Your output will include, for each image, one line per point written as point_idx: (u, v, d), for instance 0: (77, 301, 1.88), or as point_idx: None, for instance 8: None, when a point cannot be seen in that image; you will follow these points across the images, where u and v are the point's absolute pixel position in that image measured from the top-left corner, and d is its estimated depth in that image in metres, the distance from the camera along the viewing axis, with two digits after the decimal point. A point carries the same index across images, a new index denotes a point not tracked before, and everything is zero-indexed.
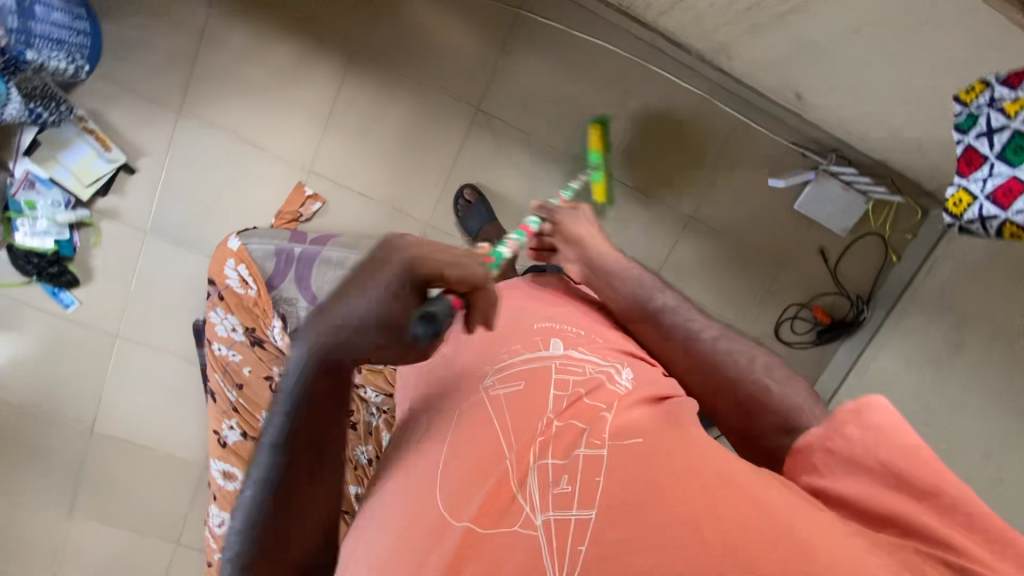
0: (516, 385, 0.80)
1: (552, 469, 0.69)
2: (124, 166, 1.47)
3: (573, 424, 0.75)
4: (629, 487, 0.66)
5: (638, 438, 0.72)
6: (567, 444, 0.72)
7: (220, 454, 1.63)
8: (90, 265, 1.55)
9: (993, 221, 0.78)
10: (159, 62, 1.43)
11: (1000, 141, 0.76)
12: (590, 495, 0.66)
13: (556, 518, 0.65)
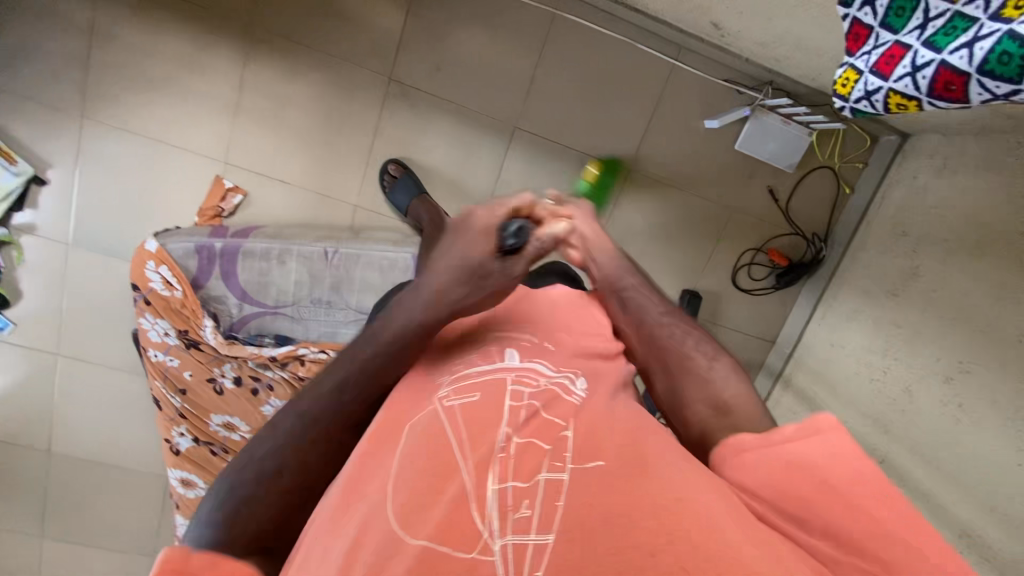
0: (472, 397, 0.61)
1: (511, 492, 0.52)
2: (34, 178, 1.43)
3: (534, 440, 0.57)
4: (587, 508, 0.51)
5: (599, 460, 0.56)
6: (532, 465, 0.54)
7: (175, 462, 1.60)
8: (17, 284, 1.51)
9: (878, 95, 0.68)
10: (50, 66, 1.37)
11: (881, 7, 0.67)
12: (551, 517, 0.50)
13: (514, 544, 0.48)
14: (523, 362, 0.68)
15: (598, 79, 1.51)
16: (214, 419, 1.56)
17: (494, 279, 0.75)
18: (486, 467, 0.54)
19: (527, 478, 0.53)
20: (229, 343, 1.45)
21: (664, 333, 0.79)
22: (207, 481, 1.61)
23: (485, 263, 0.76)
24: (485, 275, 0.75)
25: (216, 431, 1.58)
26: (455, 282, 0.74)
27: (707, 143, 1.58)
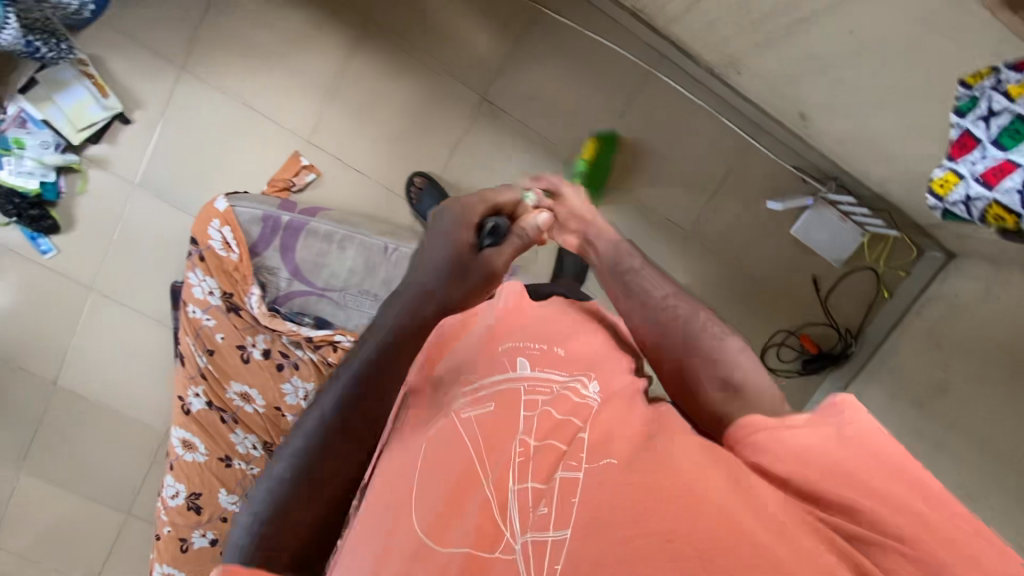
0: (486, 408, 0.68)
1: (530, 492, 0.57)
2: (119, 116, 1.45)
3: (550, 442, 0.64)
4: (595, 500, 0.54)
5: (612, 456, 0.60)
6: (547, 466, 0.60)
7: (181, 422, 1.59)
8: (73, 213, 1.52)
9: (979, 203, 0.72)
10: (165, 15, 1.40)
11: (1000, 125, 0.71)
12: (567, 513, 0.54)
13: (534, 541, 0.53)
14: (534, 370, 0.77)
15: (676, 141, 1.56)
16: (233, 388, 1.55)
17: (473, 272, 0.94)
18: (510, 473, 0.60)
19: (544, 479, 0.59)
20: (270, 316, 1.45)
21: (668, 307, 0.89)
22: (209, 448, 1.62)
23: (467, 258, 0.94)
24: (466, 271, 0.93)
25: (232, 399, 1.57)
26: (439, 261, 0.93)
27: (763, 221, 1.64)
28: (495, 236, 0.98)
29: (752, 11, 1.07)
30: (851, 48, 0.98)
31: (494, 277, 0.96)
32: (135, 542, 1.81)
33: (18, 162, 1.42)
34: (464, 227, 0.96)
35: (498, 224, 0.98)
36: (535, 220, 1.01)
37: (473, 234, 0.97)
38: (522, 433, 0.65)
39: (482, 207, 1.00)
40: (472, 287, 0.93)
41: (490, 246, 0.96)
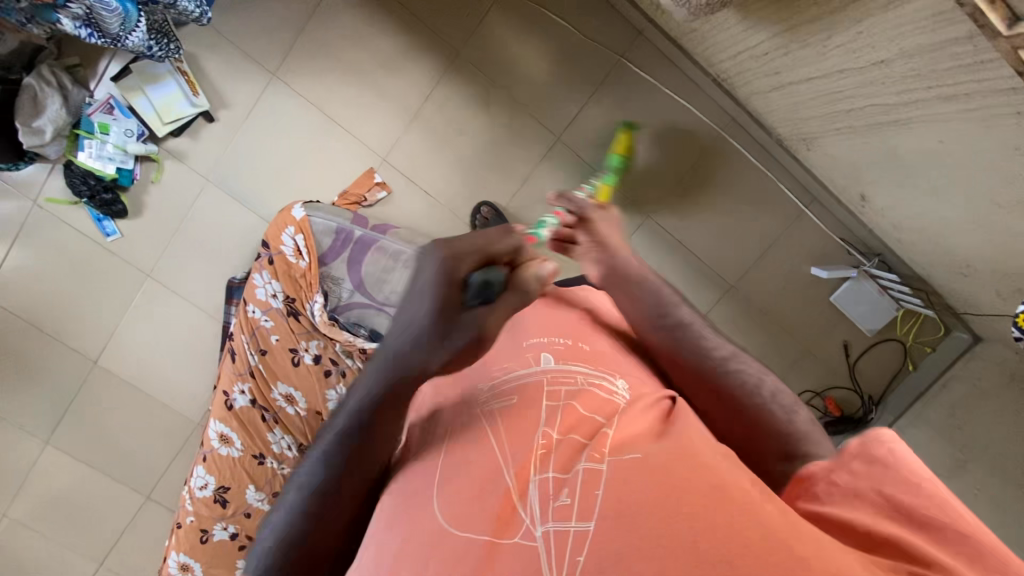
0: (508, 401, 0.71)
1: (554, 481, 0.60)
2: (205, 113, 1.48)
3: (573, 437, 0.65)
4: (617, 491, 0.55)
5: (636, 452, 0.60)
6: (566, 459, 0.62)
7: (222, 416, 1.59)
8: (142, 200, 1.54)
9: None
10: (264, 22, 1.43)
11: None
12: (590, 504, 0.55)
13: (556, 530, 0.55)
14: (557, 364, 0.76)
15: (732, 202, 1.63)
16: (278, 389, 1.58)
17: (458, 335, 0.66)
18: (532, 465, 0.62)
19: (565, 471, 0.60)
20: (329, 324, 1.47)
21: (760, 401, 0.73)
22: (245, 444, 1.62)
23: (450, 320, 0.66)
24: (453, 329, 0.66)
25: (275, 400, 1.59)
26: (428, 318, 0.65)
27: (805, 285, 1.71)
28: (487, 296, 0.70)
29: (844, 103, 1.10)
30: (930, 154, 1.04)
31: (481, 345, 0.68)
32: (151, 527, 1.81)
33: (100, 146, 1.45)
34: (455, 283, 0.67)
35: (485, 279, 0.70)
36: (536, 273, 0.76)
37: (461, 291, 0.67)
38: (544, 429, 0.66)
39: (472, 259, 0.69)
40: (451, 357, 0.67)
41: (478, 304, 0.68)
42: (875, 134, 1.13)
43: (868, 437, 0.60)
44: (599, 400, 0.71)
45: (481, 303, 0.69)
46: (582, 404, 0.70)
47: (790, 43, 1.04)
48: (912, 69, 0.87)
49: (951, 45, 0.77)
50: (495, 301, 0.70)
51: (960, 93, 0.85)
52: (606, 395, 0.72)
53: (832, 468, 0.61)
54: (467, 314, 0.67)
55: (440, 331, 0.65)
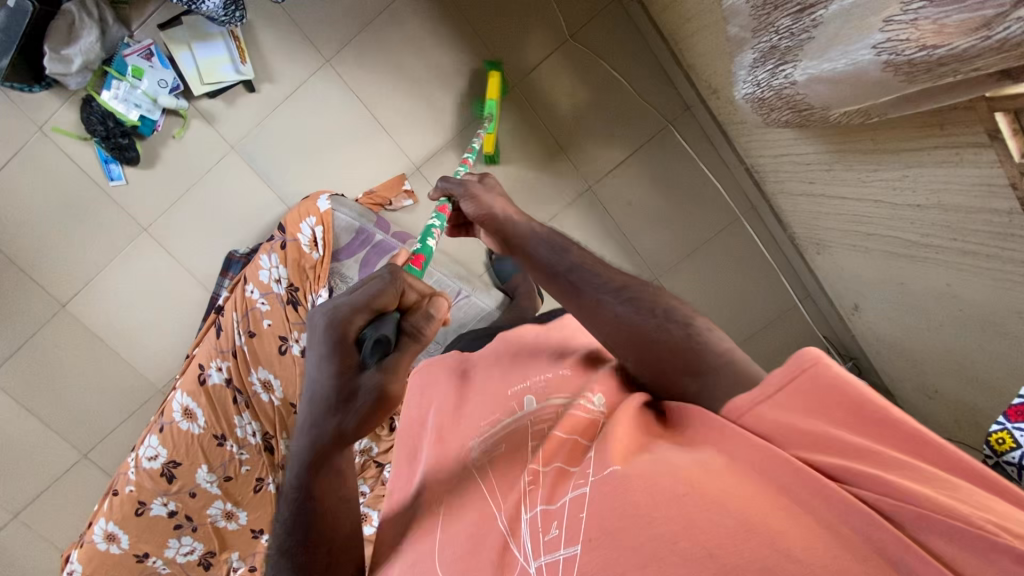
0: (501, 447, 0.73)
1: (545, 513, 0.61)
2: (247, 83, 1.43)
3: (560, 464, 0.66)
4: (606, 508, 0.56)
5: (614, 467, 0.59)
6: (555, 489, 0.62)
7: (190, 390, 1.52)
8: (158, 152, 1.47)
9: None
10: (331, 10, 1.41)
11: None
12: (576, 528, 0.56)
13: (547, 561, 0.56)
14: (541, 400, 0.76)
15: (734, 282, 1.71)
16: (257, 374, 1.52)
17: (362, 400, 0.60)
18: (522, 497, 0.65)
19: (555, 502, 0.61)
20: None
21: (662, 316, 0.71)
22: (207, 423, 1.55)
23: (344, 383, 0.60)
24: (355, 395, 0.60)
25: (251, 384, 1.53)
26: (319, 399, 0.61)
27: None
28: (384, 355, 0.60)
29: (866, 227, 1.19)
30: (932, 294, 1.13)
31: (379, 408, 0.61)
32: (79, 487, 1.69)
33: (129, 90, 1.38)
34: (344, 351, 0.60)
35: (386, 334, 0.60)
36: (431, 316, 0.65)
37: (354, 352, 0.61)
38: (531, 468, 0.67)
39: (358, 316, 0.61)
40: (360, 419, 0.61)
41: (372, 371, 0.60)
42: (884, 263, 1.22)
43: (792, 360, 0.55)
44: (582, 424, 0.70)
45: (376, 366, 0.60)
46: (562, 427, 0.69)
47: (836, 163, 1.12)
48: (943, 221, 0.95)
49: (987, 214, 0.85)
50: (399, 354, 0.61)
51: (978, 255, 0.93)
52: (587, 415, 0.71)
53: (760, 397, 0.56)
54: (363, 381, 0.60)
55: (334, 407, 0.61)
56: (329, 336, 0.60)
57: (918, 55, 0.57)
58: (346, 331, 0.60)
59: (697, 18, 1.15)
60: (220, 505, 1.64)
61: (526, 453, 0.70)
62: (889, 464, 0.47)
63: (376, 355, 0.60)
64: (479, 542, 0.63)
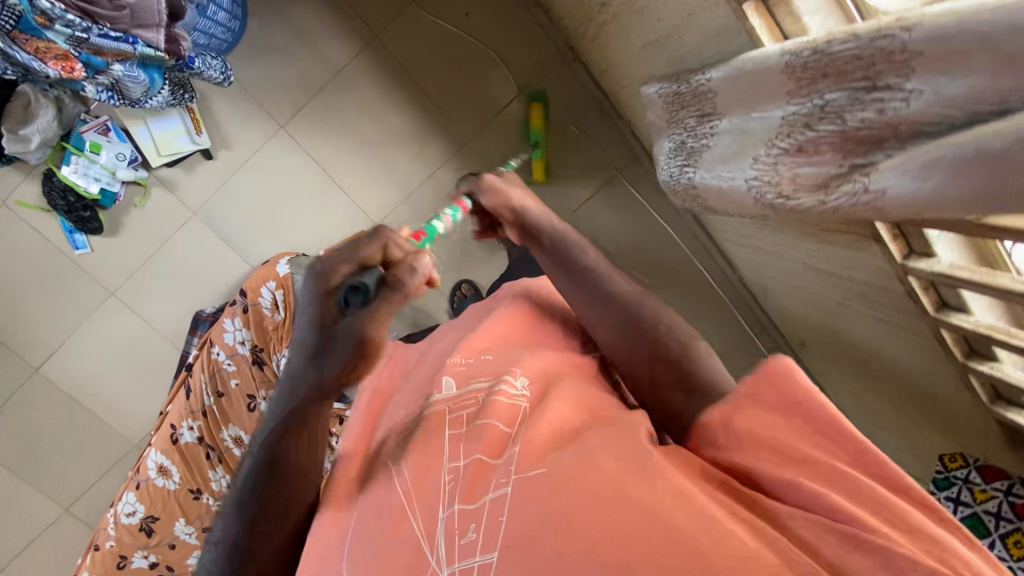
0: (413, 435, 0.69)
1: (460, 513, 0.56)
2: (204, 150, 1.47)
3: (479, 456, 0.61)
4: (525, 512, 0.52)
5: (539, 469, 0.55)
6: (476, 486, 0.58)
7: (164, 448, 1.57)
8: (120, 220, 1.51)
9: None
10: (283, 79, 1.45)
11: (961, 513, 1.03)
12: (495, 532, 0.52)
13: (460, 570, 0.51)
14: (459, 388, 0.74)
15: None
16: (228, 431, 1.56)
17: (338, 351, 0.54)
18: (438, 496, 0.59)
19: (473, 500, 0.57)
20: None
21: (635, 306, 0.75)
22: (183, 478, 1.59)
23: (322, 333, 0.54)
24: (331, 343, 0.54)
25: (223, 440, 1.56)
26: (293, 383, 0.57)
27: None
28: (372, 294, 0.54)
29: (802, 282, 1.24)
30: (864, 350, 1.17)
31: (360, 352, 0.55)
32: (60, 543, 1.72)
33: (87, 165, 1.41)
34: (325, 301, 0.54)
35: (364, 280, 0.54)
36: (412, 268, 0.57)
37: (333, 300, 0.54)
38: (450, 462, 0.62)
39: (342, 267, 0.55)
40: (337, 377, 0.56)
41: (341, 324, 0.54)
42: (821, 314, 1.27)
43: (767, 368, 0.60)
44: (506, 411, 0.66)
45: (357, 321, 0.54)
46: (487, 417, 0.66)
47: (765, 226, 1.15)
48: (861, 290, 0.99)
49: (895, 296, 0.89)
50: (384, 315, 0.55)
51: (894, 324, 0.97)
52: (510, 401, 0.68)
53: (725, 416, 0.60)
54: (342, 331, 0.54)
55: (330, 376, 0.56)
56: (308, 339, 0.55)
57: (778, 200, 0.65)
58: (328, 281, 0.54)
59: (631, 91, 1.20)
60: (200, 554, 1.67)
61: (443, 442, 0.66)
62: (850, 485, 0.50)
63: (357, 306, 0.54)
64: (392, 534, 0.58)
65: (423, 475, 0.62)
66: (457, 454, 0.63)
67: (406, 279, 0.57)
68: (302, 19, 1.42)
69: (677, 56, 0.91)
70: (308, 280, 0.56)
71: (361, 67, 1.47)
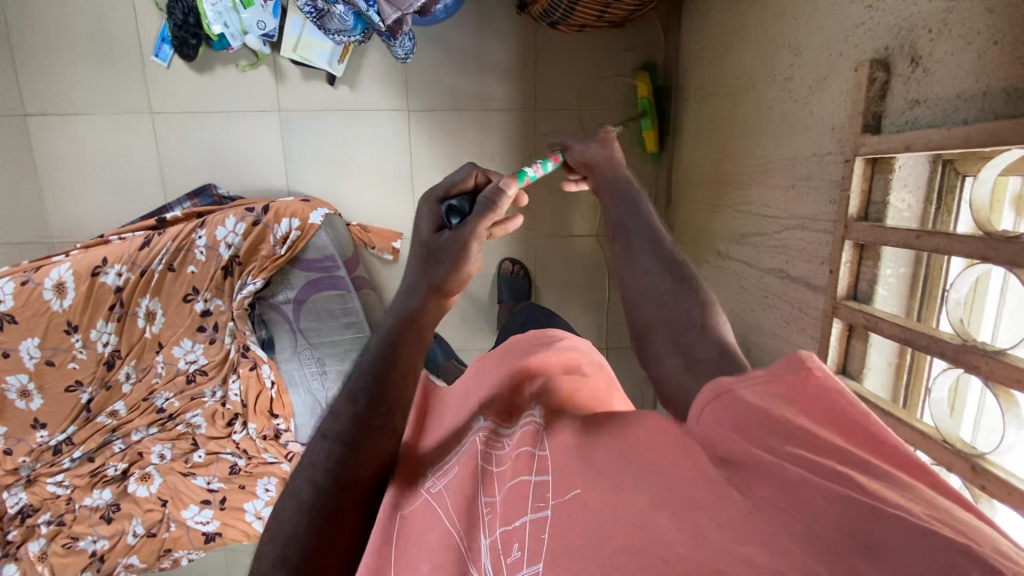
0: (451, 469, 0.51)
1: (502, 536, 0.41)
2: (331, 75, 1.45)
3: (511, 479, 0.45)
4: (562, 531, 0.38)
5: (575, 488, 0.41)
6: (507, 503, 0.43)
7: (77, 271, 1.43)
8: (212, 66, 1.46)
9: None
10: (438, 77, 1.48)
11: None
12: (537, 549, 0.38)
13: None
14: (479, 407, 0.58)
15: None
16: (147, 301, 1.47)
17: (443, 253, 0.59)
18: (474, 516, 0.45)
19: (512, 519, 0.42)
20: (242, 308, 1.47)
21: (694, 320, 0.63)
22: (71, 308, 1.45)
23: (434, 242, 0.60)
24: (441, 255, 0.59)
25: (136, 306, 1.48)
26: (408, 272, 0.60)
27: None
28: (466, 214, 0.61)
29: None
30: None
31: (463, 264, 0.60)
32: None
33: (227, 8, 1.33)
34: (430, 222, 0.62)
35: (461, 201, 0.62)
36: (503, 187, 0.62)
37: (438, 218, 0.62)
38: (486, 497, 0.46)
39: (441, 191, 0.64)
40: (448, 275, 0.59)
41: (450, 237, 0.59)
42: None
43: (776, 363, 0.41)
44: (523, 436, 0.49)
45: (466, 224, 0.60)
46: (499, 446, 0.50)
47: None
48: None
49: None
50: (486, 218, 0.61)
51: None
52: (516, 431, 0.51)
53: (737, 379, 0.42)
54: (451, 237, 0.60)
55: (422, 271, 0.59)
56: (426, 220, 0.62)
57: None
58: (438, 196, 0.63)
59: None
60: (22, 380, 1.48)
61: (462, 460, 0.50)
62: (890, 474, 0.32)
63: (461, 212, 0.61)
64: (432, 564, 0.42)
65: (462, 491, 0.47)
66: (496, 488, 0.47)
67: (495, 188, 0.61)
68: (491, 50, 1.46)
69: (748, 353, 1.01)
70: (421, 204, 0.64)
71: (506, 121, 1.51)
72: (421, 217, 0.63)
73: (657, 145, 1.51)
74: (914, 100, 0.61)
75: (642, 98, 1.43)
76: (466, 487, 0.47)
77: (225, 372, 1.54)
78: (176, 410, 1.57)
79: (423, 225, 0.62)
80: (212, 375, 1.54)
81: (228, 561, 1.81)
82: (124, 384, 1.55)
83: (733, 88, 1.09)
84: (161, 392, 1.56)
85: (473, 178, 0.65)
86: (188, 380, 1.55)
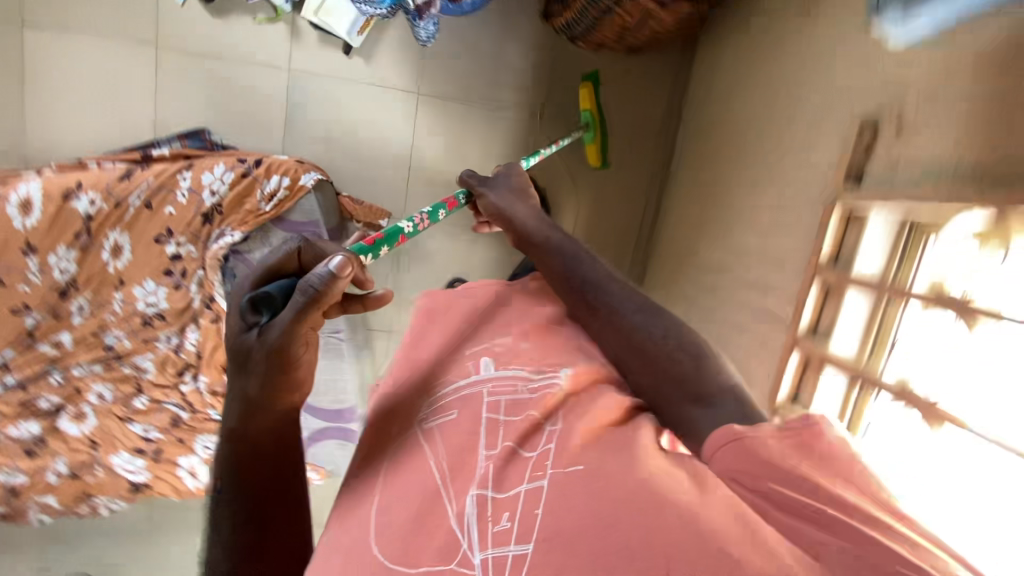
0: (449, 416, 0.60)
1: (491, 500, 0.51)
2: (348, 45, 1.45)
3: (514, 445, 0.55)
4: (563, 508, 0.47)
5: (580, 465, 0.50)
6: (507, 474, 0.52)
7: (48, 193, 1.38)
8: (231, 13, 1.44)
9: None
10: (456, 68, 1.50)
11: None
12: (531, 524, 0.47)
13: (490, 557, 0.47)
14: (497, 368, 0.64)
15: None
16: (116, 235, 1.43)
17: (256, 363, 0.56)
18: (467, 476, 0.54)
19: (510, 488, 0.51)
20: (215, 258, 1.42)
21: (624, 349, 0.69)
22: (35, 229, 1.39)
23: (243, 345, 0.57)
24: (249, 361, 0.57)
25: (103, 238, 1.43)
26: (233, 378, 0.59)
27: None
28: (279, 305, 0.57)
29: None
30: None
31: (283, 366, 0.56)
32: None
33: None
34: (234, 321, 0.58)
35: (269, 290, 0.56)
36: (311, 274, 0.53)
37: (246, 317, 0.57)
38: (485, 449, 0.55)
39: (247, 283, 0.58)
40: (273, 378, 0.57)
41: (258, 338, 0.56)
42: None
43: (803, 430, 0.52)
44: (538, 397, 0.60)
45: (274, 330, 0.55)
46: (506, 411, 0.59)
47: None
48: None
49: None
50: (294, 320, 0.54)
51: None
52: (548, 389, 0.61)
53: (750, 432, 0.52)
54: (261, 342, 0.55)
55: (239, 378, 0.58)
56: (234, 325, 0.58)
57: None
58: (240, 292, 0.58)
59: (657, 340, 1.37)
60: None
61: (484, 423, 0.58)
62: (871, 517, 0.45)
63: (273, 310, 0.57)
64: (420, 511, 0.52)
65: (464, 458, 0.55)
66: (494, 442, 0.56)
67: (300, 288, 0.53)
68: (511, 53, 1.50)
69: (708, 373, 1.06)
70: (229, 308, 0.59)
71: (510, 123, 1.53)
72: (232, 322, 0.59)
73: (653, 166, 1.56)
74: (897, 159, 0.76)
75: (585, 110, 1.46)
76: (475, 456, 0.55)
77: (185, 320, 1.50)
78: (126, 352, 1.51)
79: (234, 326, 0.58)
80: (170, 321, 1.50)
81: (150, 514, 1.75)
82: (75, 316, 1.49)
83: (728, 131, 1.16)
84: (114, 329, 1.50)
85: (297, 255, 0.59)
86: (145, 322, 1.50)
